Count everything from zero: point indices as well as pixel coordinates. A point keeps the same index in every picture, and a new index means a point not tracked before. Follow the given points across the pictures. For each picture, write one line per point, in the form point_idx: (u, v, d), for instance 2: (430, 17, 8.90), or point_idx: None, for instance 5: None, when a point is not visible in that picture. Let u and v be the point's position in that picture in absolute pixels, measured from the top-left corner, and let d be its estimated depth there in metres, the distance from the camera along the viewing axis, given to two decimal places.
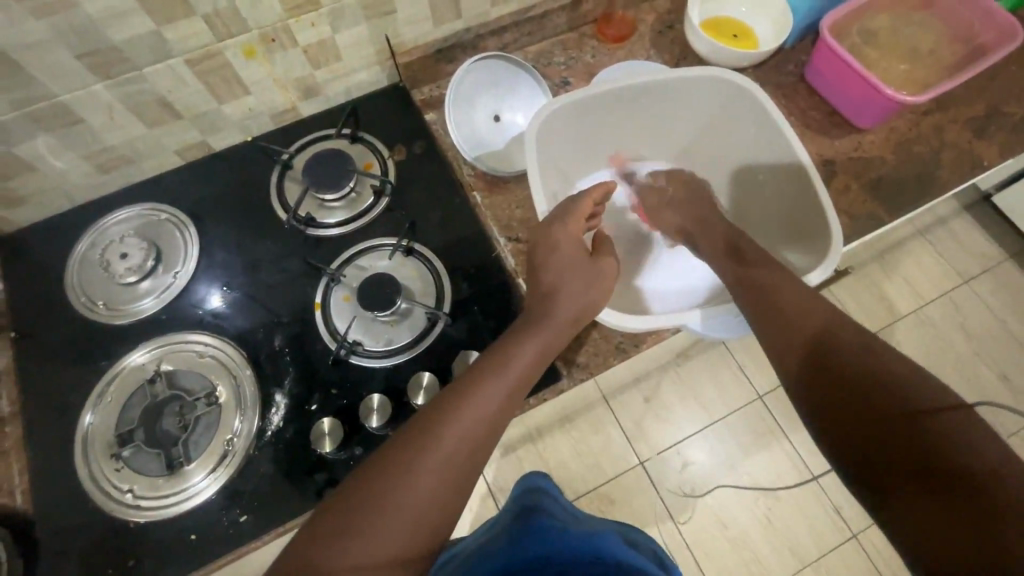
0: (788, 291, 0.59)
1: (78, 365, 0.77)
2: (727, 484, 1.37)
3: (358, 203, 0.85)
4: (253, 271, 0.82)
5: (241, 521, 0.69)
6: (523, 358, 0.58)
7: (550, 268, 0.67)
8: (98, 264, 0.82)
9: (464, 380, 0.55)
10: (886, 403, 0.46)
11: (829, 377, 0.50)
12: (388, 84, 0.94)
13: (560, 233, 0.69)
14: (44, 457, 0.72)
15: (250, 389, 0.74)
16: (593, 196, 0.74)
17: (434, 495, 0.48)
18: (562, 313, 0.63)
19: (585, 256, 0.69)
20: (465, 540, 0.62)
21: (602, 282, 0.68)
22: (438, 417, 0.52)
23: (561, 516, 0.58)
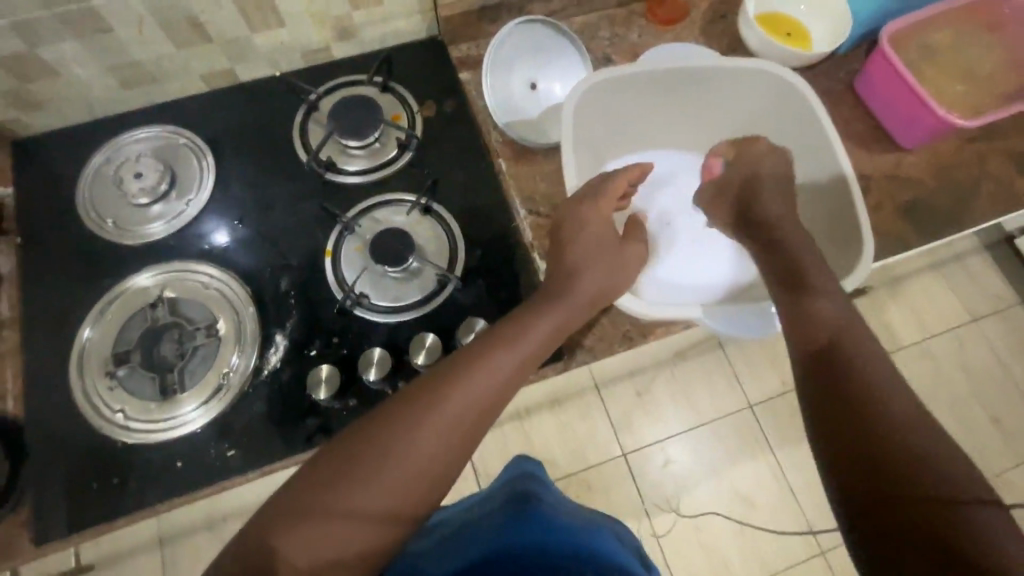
0: (824, 316, 0.58)
1: (81, 278, 0.76)
2: (706, 487, 1.37)
3: (381, 155, 0.84)
4: (267, 209, 0.80)
5: (230, 455, 0.69)
6: (540, 333, 0.57)
7: (578, 248, 0.65)
8: (112, 181, 0.80)
9: (478, 347, 0.55)
10: (899, 453, 0.47)
11: (843, 412, 0.51)
12: (426, 36, 0.91)
13: (588, 213, 0.67)
14: (38, 366, 0.71)
15: (250, 325, 0.74)
16: (628, 176, 0.71)
17: (437, 451, 0.49)
18: (583, 294, 0.62)
19: (615, 237, 0.68)
20: (455, 513, 0.64)
21: (628, 267, 0.68)
22: (453, 375, 0.52)
23: (553, 504, 0.58)
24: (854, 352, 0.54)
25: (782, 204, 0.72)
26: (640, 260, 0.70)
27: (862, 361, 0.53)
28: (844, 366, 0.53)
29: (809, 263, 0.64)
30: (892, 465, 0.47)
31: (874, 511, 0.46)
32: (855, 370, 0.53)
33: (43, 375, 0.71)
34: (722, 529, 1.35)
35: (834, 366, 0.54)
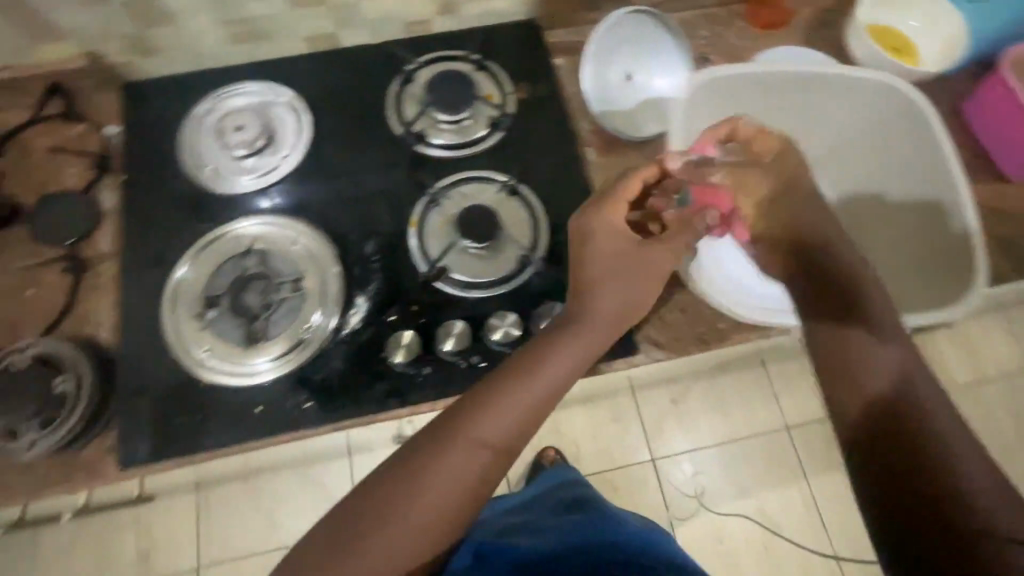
0: (873, 340, 0.49)
1: (178, 222, 0.79)
2: (732, 503, 1.36)
3: (472, 133, 0.84)
4: (356, 173, 0.82)
5: (305, 407, 0.70)
6: (558, 363, 0.52)
7: (587, 265, 0.56)
8: (214, 129, 0.83)
9: (493, 380, 0.51)
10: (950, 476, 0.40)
11: (889, 432, 0.44)
12: (523, 19, 0.91)
13: (591, 222, 0.58)
14: (133, 300, 0.75)
15: (334, 285, 0.75)
16: (643, 175, 0.61)
17: (445, 502, 0.46)
18: (601, 318, 0.55)
19: (631, 237, 0.58)
20: (512, 514, 0.80)
21: (645, 277, 0.56)
22: (462, 419, 0.48)
23: (602, 508, 0.77)
24: (901, 369, 0.46)
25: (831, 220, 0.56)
26: (669, 262, 0.58)
27: (921, 404, 0.44)
28: (895, 405, 0.44)
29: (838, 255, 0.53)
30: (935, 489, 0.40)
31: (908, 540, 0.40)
32: (911, 407, 0.44)
33: (138, 310, 0.74)
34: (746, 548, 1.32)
35: (862, 378, 0.47)
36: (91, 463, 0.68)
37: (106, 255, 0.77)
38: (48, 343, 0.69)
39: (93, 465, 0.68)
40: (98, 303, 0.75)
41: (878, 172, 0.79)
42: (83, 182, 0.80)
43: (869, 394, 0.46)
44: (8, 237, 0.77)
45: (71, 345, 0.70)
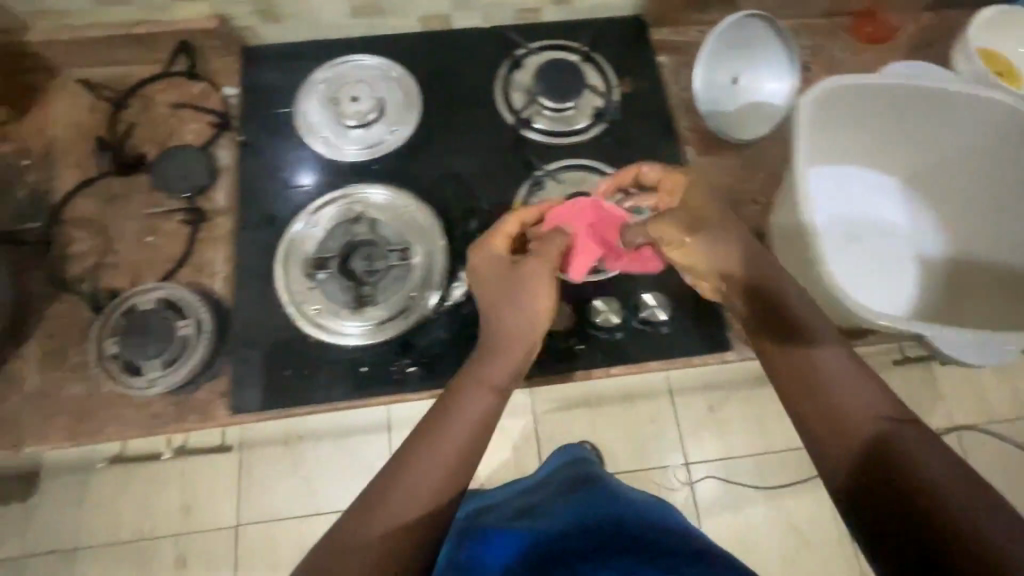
0: (821, 360, 0.46)
1: (291, 184, 0.81)
2: (763, 515, 1.30)
3: (576, 122, 0.86)
4: (462, 151, 0.84)
5: (408, 371, 0.73)
6: (490, 385, 0.51)
7: (488, 304, 0.57)
8: (329, 97, 0.86)
9: (428, 422, 0.48)
10: (950, 488, 0.37)
11: (878, 451, 0.40)
12: (631, 14, 0.92)
13: (477, 265, 0.61)
14: (244, 254, 0.77)
15: (440, 258, 0.77)
16: (522, 214, 0.63)
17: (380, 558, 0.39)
18: (513, 338, 0.54)
19: (504, 264, 0.58)
20: (518, 499, 0.77)
21: (535, 292, 0.56)
22: (390, 469, 0.44)
23: (607, 484, 0.72)
24: (857, 380, 0.44)
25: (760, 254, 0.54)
26: (549, 269, 0.57)
27: (912, 451, 0.39)
28: (887, 463, 0.39)
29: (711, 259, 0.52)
30: (930, 508, 0.36)
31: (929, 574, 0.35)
32: (900, 455, 0.39)
33: (249, 265, 0.77)
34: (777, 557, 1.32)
35: (834, 398, 0.44)
36: (204, 405, 0.71)
37: (221, 211, 0.80)
38: (172, 287, 0.73)
39: (205, 408, 0.71)
40: (212, 256, 0.78)
41: (1004, 198, 0.76)
42: (203, 139, 0.84)
43: (849, 421, 0.42)
44: (129, 185, 0.81)
45: (192, 292, 0.73)
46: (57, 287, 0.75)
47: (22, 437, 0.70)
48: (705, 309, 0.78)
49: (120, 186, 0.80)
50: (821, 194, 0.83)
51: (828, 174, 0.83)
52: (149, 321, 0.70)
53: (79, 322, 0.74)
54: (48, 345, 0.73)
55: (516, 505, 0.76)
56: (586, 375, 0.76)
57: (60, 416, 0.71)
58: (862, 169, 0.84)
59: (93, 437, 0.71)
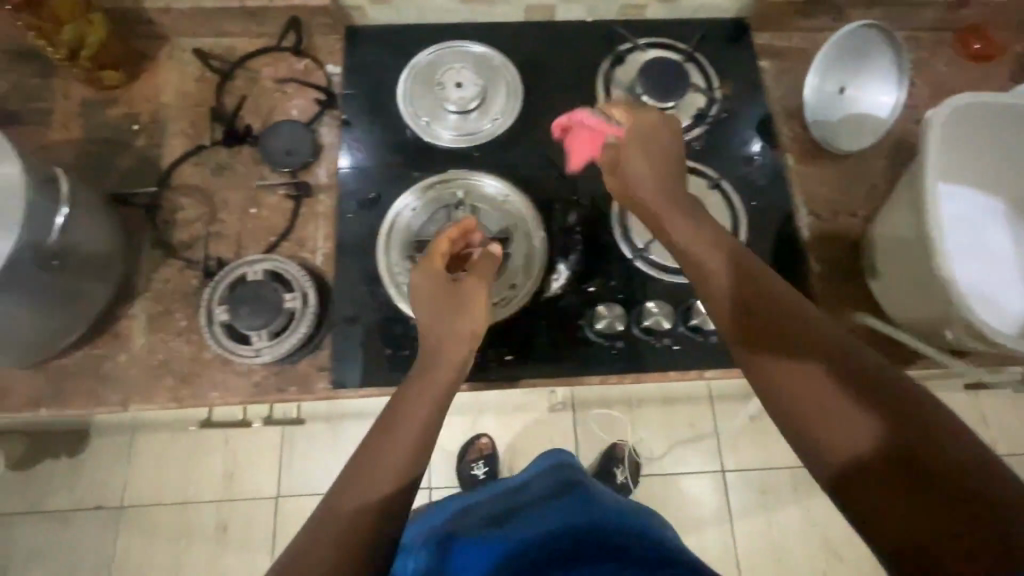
0: (778, 342, 0.45)
1: (393, 166, 0.82)
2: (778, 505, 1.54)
3: (678, 121, 0.86)
4: (561, 144, 0.84)
5: (507, 359, 0.75)
6: (435, 384, 0.56)
7: (427, 319, 0.61)
8: (432, 81, 0.86)
9: (384, 420, 0.53)
10: (929, 443, 0.36)
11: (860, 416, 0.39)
12: (735, 16, 0.91)
13: (417, 282, 0.64)
14: (346, 233, 0.79)
15: (540, 250, 0.78)
16: (450, 233, 0.67)
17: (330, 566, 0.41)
18: (453, 346, 0.59)
19: (446, 281, 0.63)
20: (494, 500, 0.72)
21: (471, 307, 0.62)
22: (342, 483, 0.47)
23: (591, 490, 0.67)
24: (825, 345, 0.43)
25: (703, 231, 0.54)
26: (486, 286, 0.64)
27: (897, 441, 0.37)
28: (874, 460, 0.38)
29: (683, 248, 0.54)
30: (914, 474, 0.36)
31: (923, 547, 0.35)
32: (890, 452, 0.37)
33: (351, 243, 0.78)
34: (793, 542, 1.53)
35: (802, 383, 0.42)
36: (305, 378, 0.73)
37: (324, 188, 0.81)
38: (278, 260, 0.74)
39: (306, 380, 0.73)
40: (314, 231, 0.79)
41: None
42: (307, 116, 0.84)
43: (835, 420, 0.40)
44: (235, 157, 0.82)
45: (298, 266, 0.74)
46: (165, 253, 0.77)
47: (129, 396, 0.72)
48: None
49: (226, 157, 0.82)
50: (952, 213, 0.81)
51: (958, 194, 0.81)
52: (259, 292, 0.71)
53: (186, 288, 0.76)
54: (155, 309, 0.75)
55: (491, 508, 0.70)
56: (682, 377, 0.76)
57: (165, 378, 0.73)
58: (988, 194, 0.82)
59: (196, 400, 0.72)
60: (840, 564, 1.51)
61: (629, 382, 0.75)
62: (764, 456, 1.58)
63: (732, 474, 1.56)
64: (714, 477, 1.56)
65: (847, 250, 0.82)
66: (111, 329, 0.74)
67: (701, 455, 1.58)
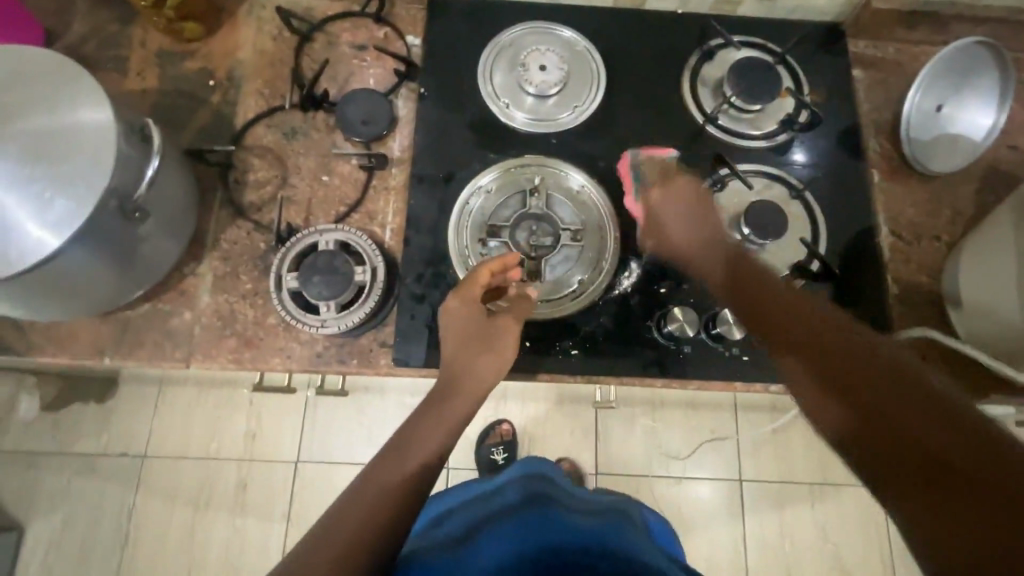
0: (784, 330, 0.54)
1: (468, 146, 0.80)
2: (803, 517, 1.54)
3: (763, 125, 0.83)
4: (640, 137, 0.82)
5: (571, 353, 0.74)
6: (462, 402, 0.61)
7: (455, 349, 0.65)
8: (514, 61, 0.84)
9: (408, 428, 0.58)
10: (907, 395, 0.42)
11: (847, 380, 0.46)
12: (831, 20, 0.88)
13: (453, 309, 0.67)
14: (417, 209, 0.77)
15: (613, 245, 0.77)
16: (489, 265, 0.68)
17: (368, 520, 0.47)
18: (477, 378, 0.64)
19: (480, 315, 0.67)
20: (473, 508, 0.71)
21: (503, 343, 0.67)
22: (373, 469, 0.53)
23: (557, 505, 0.68)
24: (829, 331, 0.51)
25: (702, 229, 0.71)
26: (515, 329, 0.68)
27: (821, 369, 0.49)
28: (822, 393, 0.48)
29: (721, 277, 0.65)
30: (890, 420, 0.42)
31: (902, 482, 0.40)
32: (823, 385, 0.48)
33: (422, 220, 0.77)
34: (810, 558, 1.52)
35: (806, 365, 0.50)
36: (367, 352, 0.72)
37: (397, 161, 0.80)
38: (350, 232, 0.73)
39: (367, 354, 0.72)
40: (384, 205, 0.78)
41: None
42: (384, 86, 0.83)
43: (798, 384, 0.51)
44: (309, 122, 0.80)
45: (369, 239, 0.73)
46: (235, 213, 0.76)
47: (191, 354, 0.72)
48: None
49: (300, 121, 0.80)
50: None
51: None
52: (329, 262, 0.70)
53: (253, 250, 0.75)
54: (222, 269, 0.74)
55: (466, 520, 0.69)
56: (748, 387, 0.74)
57: (228, 339, 0.72)
58: None
59: (257, 364, 0.72)
60: None
61: (694, 387, 0.74)
62: (783, 469, 1.57)
63: (750, 483, 1.56)
64: (733, 485, 1.56)
65: (927, 274, 0.79)
66: (178, 285, 0.74)
67: (722, 463, 1.57)
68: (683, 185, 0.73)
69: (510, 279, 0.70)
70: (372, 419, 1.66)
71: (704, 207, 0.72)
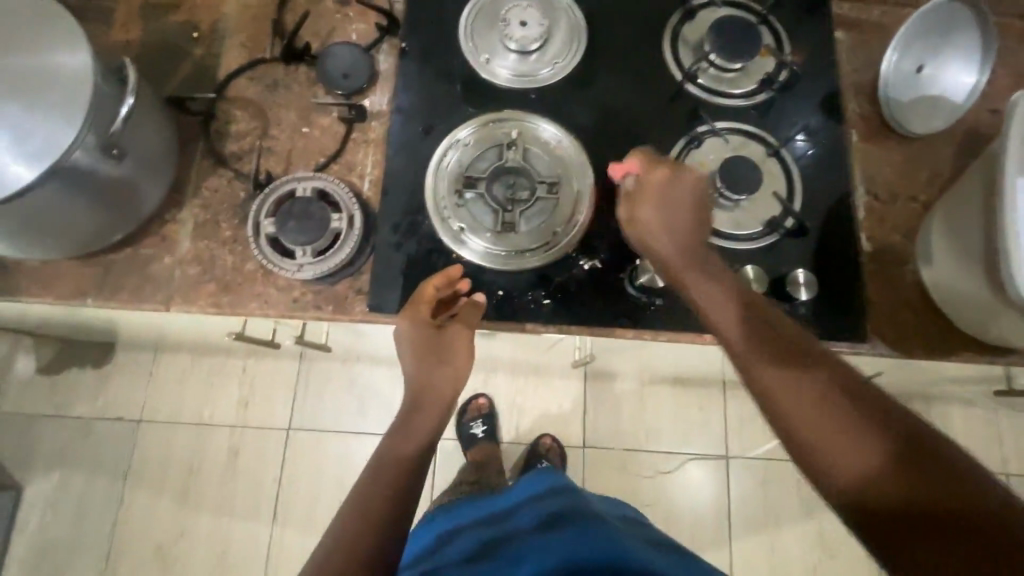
0: (804, 382, 0.53)
1: (448, 100, 0.81)
2: (787, 494, 1.56)
3: (743, 85, 0.83)
4: (620, 95, 0.82)
5: (543, 303, 0.75)
6: (432, 411, 0.67)
7: (413, 365, 0.69)
8: (496, 17, 0.84)
9: (399, 425, 0.66)
10: (895, 435, 0.48)
11: (873, 443, 0.48)
12: None
13: (402, 328, 0.69)
14: (396, 161, 0.78)
15: (588, 200, 0.77)
16: (433, 281, 0.71)
17: (366, 516, 0.55)
18: (441, 387, 0.68)
19: (430, 330, 0.69)
20: (478, 526, 0.82)
21: (455, 355, 0.70)
22: (370, 471, 0.60)
23: (581, 518, 0.75)
24: (816, 361, 0.55)
25: (685, 237, 0.66)
26: (466, 336, 0.71)
27: (816, 399, 0.52)
28: (814, 419, 0.51)
29: (720, 318, 0.60)
30: (885, 461, 0.47)
31: (887, 515, 0.46)
32: (815, 415, 0.51)
33: (400, 172, 0.78)
34: (792, 535, 1.54)
35: (828, 422, 0.50)
36: (343, 299, 0.73)
37: (377, 114, 0.80)
38: (329, 180, 0.74)
39: (344, 301, 0.74)
40: (363, 157, 0.79)
41: None
42: (366, 41, 0.83)
43: (786, 403, 0.53)
44: (292, 75, 0.81)
45: (346, 189, 0.74)
46: (216, 162, 0.77)
47: (172, 297, 0.73)
48: (850, 296, 0.75)
49: (282, 74, 0.81)
50: None
51: None
52: (307, 209, 0.71)
53: (233, 199, 0.76)
54: (203, 216, 0.76)
55: (476, 535, 0.79)
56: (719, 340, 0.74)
57: (208, 284, 0.74)
58: None
59: (236, 309, 0.73)
60: (832, 560, 1.53)
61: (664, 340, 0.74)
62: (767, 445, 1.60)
63: (734, 459, 1.58)
64: (718, 461, 1.58)
65: (903, 234, 0.79)
66: (159, 231, 0.75)
67: (708, 439, 1.59)
68: (682, 188, 0.67)
69: (460, 290, 0.72)
70: (364, 390, 1.69)
71: (694, 216, 0.67)
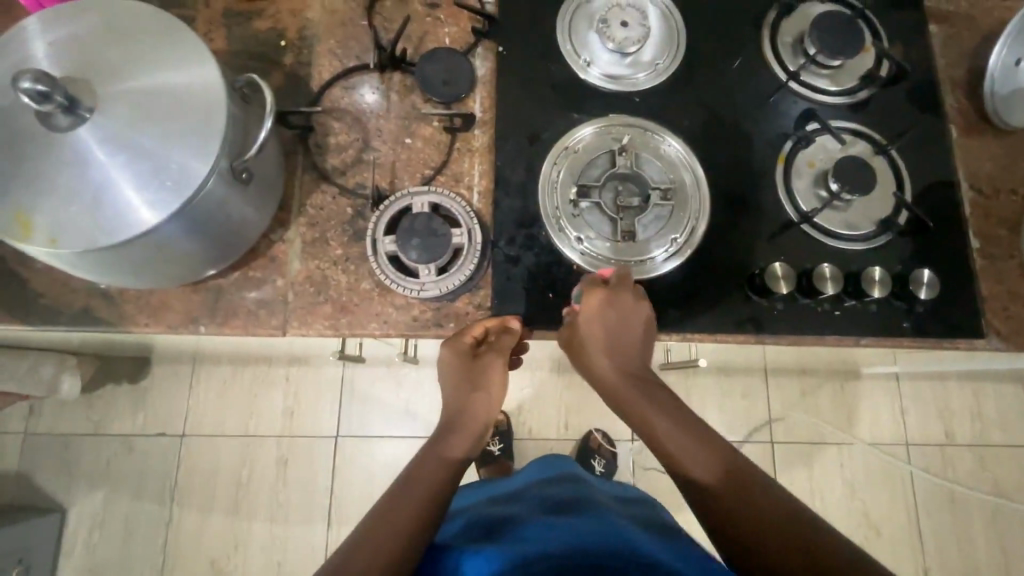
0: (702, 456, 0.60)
1: (552, 106, 0.79)
2: (832, 476, 1.59)
3: (840, 82, 0.82)
4: (723, 95, 0.81)
5: (666, 311, 0.74)
6: (466, 435, 0.67)
7: (452, 391, 0.69)
8: (594, 18, 0.82)
9: (442, 431, 0.67)
10: (775, 505, 0.56)
11: (760, 521, 0.55)
12: None
13: (443, 354, 0.69)
14: (504, 170, 0.76)
15: (703, 205, 0.76)
16: (486, 323, 0.69)
17: (400, 527, 0.57)
18: (475, 413, 0.69)
19: (468, 358, 0.69)
20: (480, 506, 0.82)
21: (489, 383, 0.70)
22: (406, 480, 0.62)
23: (590, 507, 0.77)
24: (719, 446, 0.61)
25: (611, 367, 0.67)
26: (501, 362, 0.71)
27: (717, 468, 0.59)
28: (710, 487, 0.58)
29: (647, 409, 0.64)
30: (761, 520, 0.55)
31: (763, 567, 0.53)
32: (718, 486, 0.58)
33: (511, 181, 0.76)
34: (841, 515, 1.57)
35: (722, 489, 0.58)
36: (464, 315, 0.72)
37: (479, 122, 0.78)
38: (442, 194, 0.72)
39: (464, 317, 0.72)
40: (470, 167, 0.76)
41: None
42: (461, 45, 0.80)
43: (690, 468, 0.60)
44: (387, 83, 0.78)
45: (462, 203, 0.72)
46: (319, 177, 0.74)
47: (287, 321, 0.71)
48: (960, 292, 0.76)
49: (377, 83, 0.78)
50: None
51: None
52: (426, 226, 0.69)
53: (341, 216, 0.74)
54: (311, 235, 0.73)
55: (474, 515, 0.80)
56: (838, 340, 0.75)
57: (323, 305, 0.71)
58: None
59: (354, 330, 0.71)
60: (878, 538, 1.56)
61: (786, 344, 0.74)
62: (813, 428, 1.62)
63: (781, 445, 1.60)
64: (764, 448, 1.60)
65: (1008, 228, 0.80)
66: (267, 251, 0.72)
67: (754, 425, 1.61)
68: (626, 301, 0.67)
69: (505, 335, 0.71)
70: (409, 393, 1.67)
71: (639, 327, 0.67)
